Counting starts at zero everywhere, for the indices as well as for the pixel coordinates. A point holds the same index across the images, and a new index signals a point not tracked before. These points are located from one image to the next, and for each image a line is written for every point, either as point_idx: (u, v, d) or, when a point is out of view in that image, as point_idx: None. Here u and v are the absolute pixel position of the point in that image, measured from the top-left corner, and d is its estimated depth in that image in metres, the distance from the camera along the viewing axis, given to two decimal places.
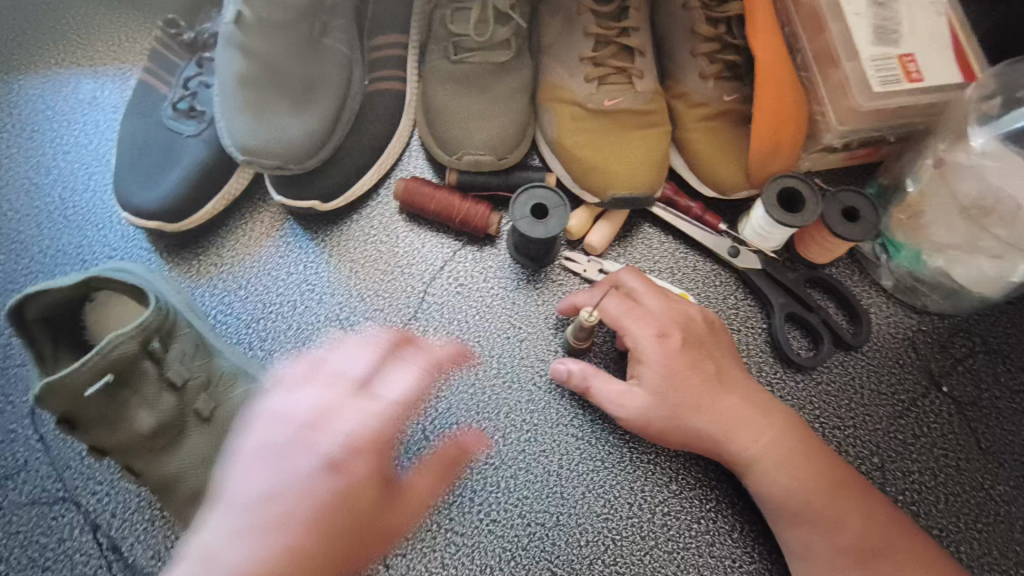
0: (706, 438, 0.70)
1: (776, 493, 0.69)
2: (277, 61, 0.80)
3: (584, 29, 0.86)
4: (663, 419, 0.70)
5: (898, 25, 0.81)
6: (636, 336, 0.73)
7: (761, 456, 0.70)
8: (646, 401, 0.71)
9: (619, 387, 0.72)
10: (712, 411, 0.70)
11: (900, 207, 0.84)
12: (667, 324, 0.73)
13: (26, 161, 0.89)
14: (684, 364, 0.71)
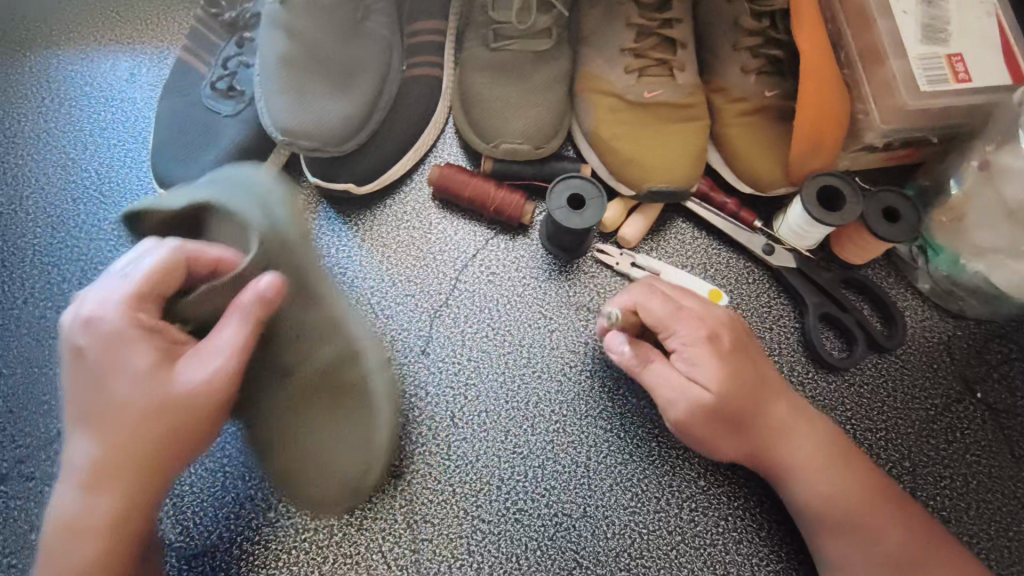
0: (750, 439, 0.69)
1: (812, 495, 0.69)
2: (319, 41, 0.81)
3: (626, 20, 0.85)
4: (711, 418, 0.67)
5: (947, 23, 0.80)
6: (683, 337, 0.70)
7: (799, 454, 0.69)
8: (704, 402, 0.67)
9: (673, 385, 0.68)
10: (757, 412, 0.69)
11: (942, 210, 0.83)
12: (714, 328, 0.70)
13: (63, 135, 0.89)
14: (733, 364, 0.68)
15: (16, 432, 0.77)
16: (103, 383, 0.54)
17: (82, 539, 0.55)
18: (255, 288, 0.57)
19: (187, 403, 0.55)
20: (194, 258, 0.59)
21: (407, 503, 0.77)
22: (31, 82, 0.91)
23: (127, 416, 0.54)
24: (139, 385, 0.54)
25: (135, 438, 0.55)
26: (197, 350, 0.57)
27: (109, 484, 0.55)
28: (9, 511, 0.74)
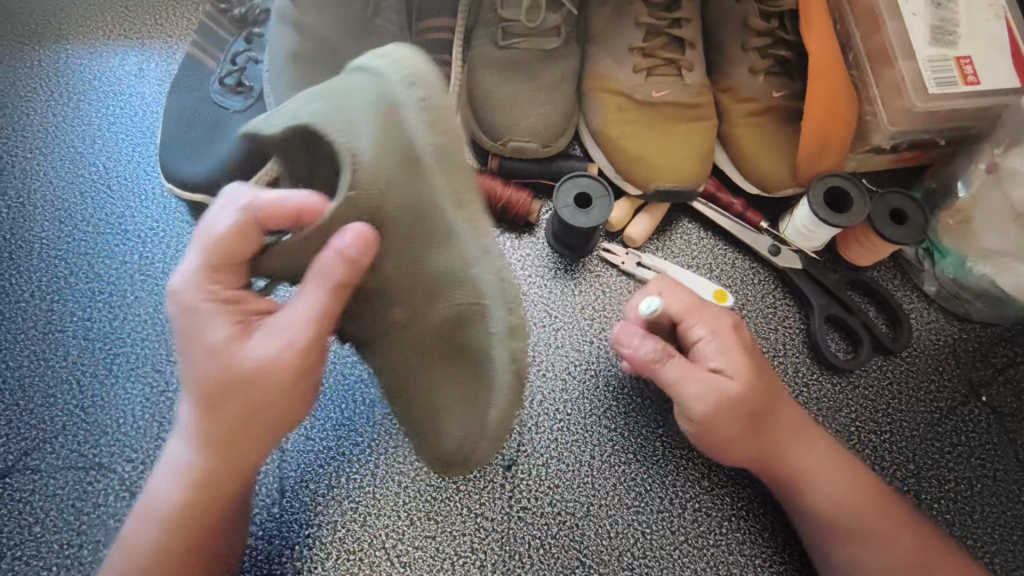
0: (762, 443, 0.69)
1: (822, 498, 0.69)
2: (328, 37, 0.81)
3: (635, 19, 0.85)
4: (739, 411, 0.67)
5: (956, 26, 0.80)
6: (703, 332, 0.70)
7: (809, 457, 0.69)
8: (737, 393, 0.66)
9: (704, 380, 0.66)
10: (775, 409, 0.69)
11: (949, 212, 0.83)
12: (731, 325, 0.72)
13: (71, 129, 0.89)
14: (753, 357, 0.70)
15: (21, 425, 0.77)
16: (189, 355, 0.55)
17: (174, 505, 0.56)
18: (334, 246, 0.52)
19: (268, 372, 0.53)
20: (265, 215, 0.54)
21: (412, 500, 0.77)
22: (39, 76, 0.91)
23: (209, 387, 0.54)
24: (219, 357, 0.53)
25: (221, 408, 0.54)
26: (277, 319, 0.55)
27: (203, 453, 0.56)
28: (14, 504, 0.74)
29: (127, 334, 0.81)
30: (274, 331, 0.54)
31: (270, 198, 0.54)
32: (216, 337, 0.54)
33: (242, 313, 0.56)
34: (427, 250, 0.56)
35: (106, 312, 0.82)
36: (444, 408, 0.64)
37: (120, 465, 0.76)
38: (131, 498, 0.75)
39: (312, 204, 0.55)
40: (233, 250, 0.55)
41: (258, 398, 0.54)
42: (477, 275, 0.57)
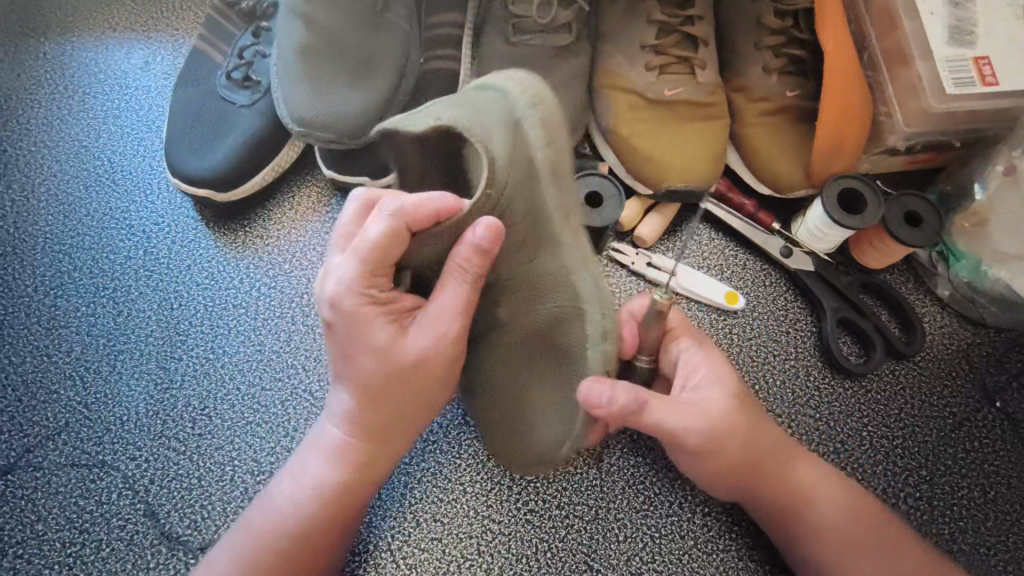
0: (756, 469, 0.65)
1: (818, 519, 0.66)
2: (338, 32, 0.80)
3: (648, 16, 0.84)
4: (729, 432, 0.62)
5: (974, 25, 0.78)
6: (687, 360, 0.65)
7: (801, 476, 0.67)
8: (727, 408, 0.62)
9: (691, 399, 0.61)
10: (763, 434, 0.65)
11: (965, 214, 0.82)
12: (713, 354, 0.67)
13: (76, 123, 0.88)
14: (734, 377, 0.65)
15: (23, 421, 0.76)
16: (345, 348, 0.58)
17: (333, 483, 0.62)
18: (469, 239, 0.53)
19: (426, 360, 0.59)
20: (411, 220, 0.53)
21: (417, 501, 0.76)
22: (45, 69, 0.90)
23: (369, 377, 0.58)
24: (378, 350, 0.57)
25: (378, 393, 0.59)
26: (428, 313, 0.58)
27: (357, 433, 0.61)
28: (16, 501, 0.73)
29: (132, 330, 0.80)
30: (432, 325, 0.58)
31: (413, 199, 0.54)
32: (376, 334, 0.57)
33: (395, 312, 0.58)
34: (541, 252, 0.58)
35: (111, 308, 0.81)
36: (539, 410, 0.65)
37: (123, 463, 0.75)
38: (134, 497, 0.74)
39: (449, 204, 0.55)
40: (383, 257, 0.54)
41: (415, 383, 0.60)
42: (580, 278, 0.58)
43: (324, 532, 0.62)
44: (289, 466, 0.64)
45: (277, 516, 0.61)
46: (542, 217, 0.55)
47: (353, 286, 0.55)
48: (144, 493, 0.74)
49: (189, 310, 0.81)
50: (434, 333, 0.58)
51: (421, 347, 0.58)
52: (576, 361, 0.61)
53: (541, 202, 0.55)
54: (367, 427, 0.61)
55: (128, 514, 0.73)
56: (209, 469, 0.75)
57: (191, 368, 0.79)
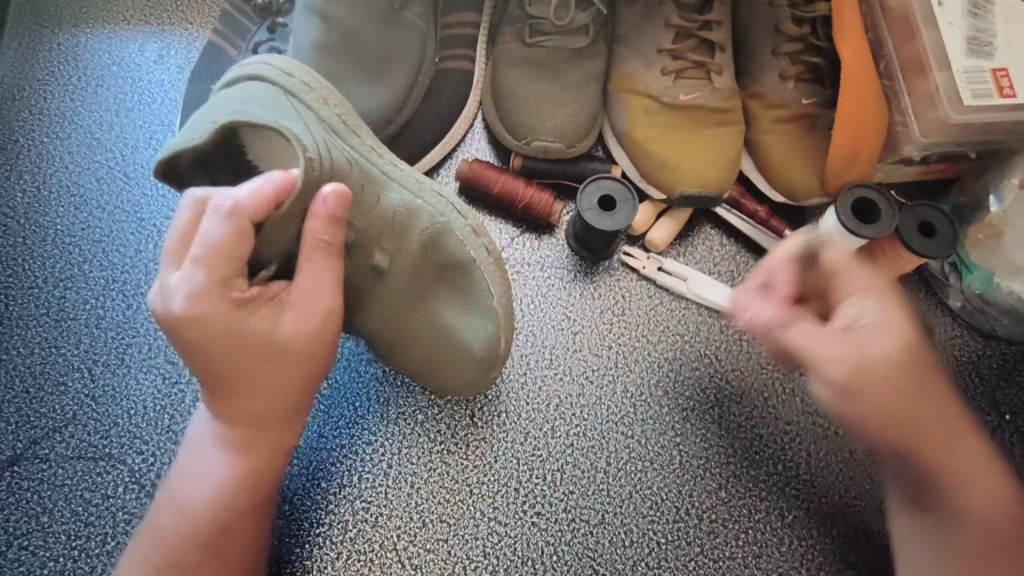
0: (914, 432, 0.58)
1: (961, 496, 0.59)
2: (355, 29, 0.79)
3: (665, 20, 0.84)
4: (902, 375, 0.57)
5: (994, 37, 0.77)
6: (861, 302, 0.60)
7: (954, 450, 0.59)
8: (881, 346, 0.58)
9: (835, 331, 0.59)
10: (928, 394, 0.60)
11: (979, 226, 0.82)
12: (882, 291, 0.61)
13: (89, 116, 0.88)
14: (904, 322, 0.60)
15: (30, 412, 0.76)
16: (205, 351, 0.57)
17: (234, 474, 0.61)
18: (321, 210, 0.58)
19: (301, 348, 0.61)
20: (249, 208, 0.56)
21: (424, 501, 0.75)
22: (58, 60, 0.90)
23: (244, 373, 0.59)
24: (251, 347, 0.58)
25: (260, 387, 0.60)
26: (298, 298, 0.61)
27: (238, 429, 0.61)
28: (22, 493, 0.73)
29: (140, 324, 0.80)
30: (300, 305, 0.61)
31: (246, 188, 0.56)
32: (244, 328, 0.57)
33: (260, 308, 0.59)
34: (379, 193, 0.64)
35: (119, 301, 0.81)
36: (450, 324, 0.70)
37: (130, 456, 0.75)
38: (141, 491, 0.74)
39: (283, 184, 0.57)
40: (235, 252, 0.56)
41: (294, 371, 0.62)
42: (423, 202, 0.65)
43: (237, 525, 0.62)
44: (176, 470, 0.63)
45: (180, 518, 0.60)
46: (364, 169, 0.64)
47: (207, 288, 0.55)
48: (152, 488, 0.74)
49: None
50: (309, 310, 0.61)
51: (299, 327, 0.61)
52: (464, 266, 0.67)
53: (359, 158, 0.64)
54: (255, 423, 0.61)
55: (135, 508, 0.73)
56: None
57: None
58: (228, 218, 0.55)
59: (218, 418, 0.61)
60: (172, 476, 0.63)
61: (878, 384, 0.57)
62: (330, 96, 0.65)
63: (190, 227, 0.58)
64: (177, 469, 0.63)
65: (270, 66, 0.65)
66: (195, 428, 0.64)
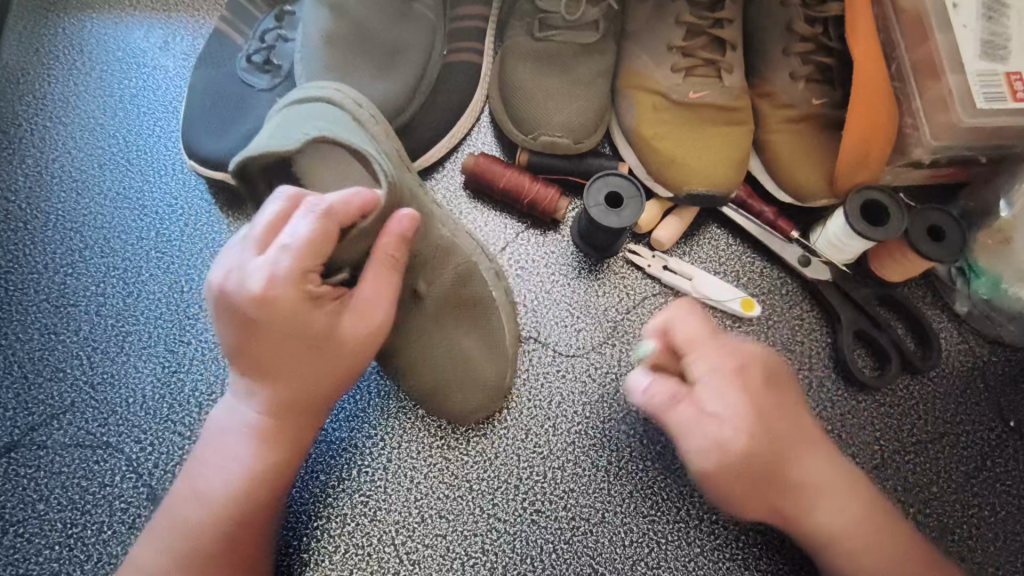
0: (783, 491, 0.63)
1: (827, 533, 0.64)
2: (365, 21, 0.79)
3: (676, 17, 0.83)
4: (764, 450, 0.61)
5: (1009, 40, 0.77)
6: (713, 368, 0.63)
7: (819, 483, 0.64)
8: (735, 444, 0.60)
9: (699, 424, 0.61)
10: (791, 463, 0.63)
11: (988, 231, 0.82)
12: (738, 360, 0.64)
13: (93, 101, 0.87)
14: (763, 401, 0.63)
15: (28, 399, 0.76)
16: (258, 333, 0.56)
17: (262, 466, 0.61)
18: (394, 230, 0.61)
19: (345, 355, 0.61)
20: (340, 213, 0.57)
21: (422, 497, 0.75)
22: (62, 45, 0.89)
23: (292, 365, 0.58)
24: (309, 339, 0.58)
25: (295, 382, 0.59)
26: (361, 302, 0.61)
27: (271, 422, 0.60)
28: (19, 479, 0.73)
29: (140, 312, 0.79)
30: (359, 308, 0.61)
31: (345, 194, 0.58)
32: (301, 320, 0.57)
33: (325, 303, 0.58)
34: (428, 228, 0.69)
35: (120, 289, 0.80)
36: (467, 349, 0.74)
37: (128, 445, 0.74)
38: (138, 480, 0.73)
39: (367, 198, 0.60)
40: (321, 249, 0.56)
41: (332, 375, 0.61)
42: (460, 241, 0.72)
43: (248, 520, 0.60)
44: (200, 458, 0.61)
45: (200, 508, 0.59)
46: (418, 199, 0.69)
47: (289, 276, 0.55)
48: (149, 477, 0.73)
49: (200, 293, 0.80)
50: (368, 314, 0.61)
51: (353, 329, 0.61)
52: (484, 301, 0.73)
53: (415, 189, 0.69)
54: (288, 415, 0.61)
55: (132, 497, 0.72)
56: None
57: (199, 352, 0.78)
58: (319, 219, 0.56)
59: (249, 405, 0.60)
60: (192, 466, 0.61)
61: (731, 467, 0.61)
62: (386, 126, 0.69)
63: (275, 222, 0.57)
64: (196, 458, 0.61)
65: (342, 92, 0.68)
66: (218, 417, 0.62)
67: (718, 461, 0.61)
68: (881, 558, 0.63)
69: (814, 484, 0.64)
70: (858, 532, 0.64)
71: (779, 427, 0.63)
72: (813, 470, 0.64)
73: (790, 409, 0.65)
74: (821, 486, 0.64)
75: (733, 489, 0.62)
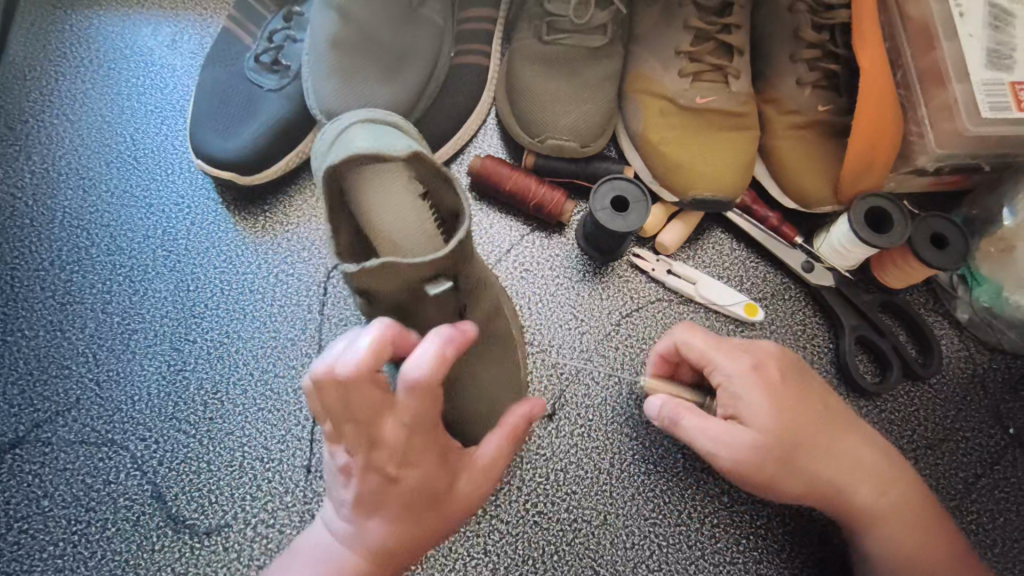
0: (822, 483, 0.64)
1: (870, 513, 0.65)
2: (373, 24, 0.79)
3: (684, 22, 0.83)
4: (788, 443, 0.62)
5: (1014, 50, 0.77)
6: (729, 374, 0.64)
7: (856, 466, 0.65)
8: (754, 443, 0.61)
9: (714, 425, 0.62)
10: (825, 451, 0.63)
11: (991, 239, 0.82)
12: (757, 356, 0.65)
13: (101, 98, 0.87)
14: (789, 394, 0.63)
15: (33, 395, 0.76)
16: (371, 473, 0.54)
17: None
18: (522, 412, 0.62)
19: (449, 519, 0.58)
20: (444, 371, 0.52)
21: None
22: (70, 41, 0.89)
23: (400, 514, 0.55)
24: (423, 489, 0.55)
25: (397, 534, 0.56)
26: (478, 462, 0.60)
27: (367, 569, 0.56)
28: (23, 476, 0.73)
29: (146, 310, 0.80)
30: (474, 471, 0.59)
31: (427, 358, 0.51)
32: (415, 478, 0.54)
33: (441, 460, 0.57)
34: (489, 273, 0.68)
35: (126, 287, 0.80)
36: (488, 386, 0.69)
37: (133, 443, 0.75)
38: (142, 478, 0.73)
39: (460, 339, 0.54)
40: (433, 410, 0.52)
41: (435, 533, 0.58)
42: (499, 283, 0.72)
43: None
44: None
45: None
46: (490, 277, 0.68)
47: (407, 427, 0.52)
48: (153, 476, 0.74)
49: (206, 292, 0.81)
50: (480, 476, 0.59)
51: (465, 489, 0.58)
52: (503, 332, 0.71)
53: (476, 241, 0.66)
54: (384, 560, 0.56)
55: (137, 494, 0.73)
56: (220, 454, 0.75)
57: (204, 352, 0.78)
58: (427, 385, 0.51)
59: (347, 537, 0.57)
60: None
61: (767, 461, 0.62)
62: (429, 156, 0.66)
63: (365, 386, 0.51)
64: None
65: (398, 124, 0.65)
66: (317, 545, 0.59)
67: (742, 464, 0.62)
68: (916, 538, 0.65)
69: (845, 469, 0.64)
70: (892, 507, 0.65)
71: (809, 412, 0.63)
72: (845, 452, 0.64)
73: (818, 396, 0.65)
74: (853, 468, 0.65)
75: (766, 478, 0.62)
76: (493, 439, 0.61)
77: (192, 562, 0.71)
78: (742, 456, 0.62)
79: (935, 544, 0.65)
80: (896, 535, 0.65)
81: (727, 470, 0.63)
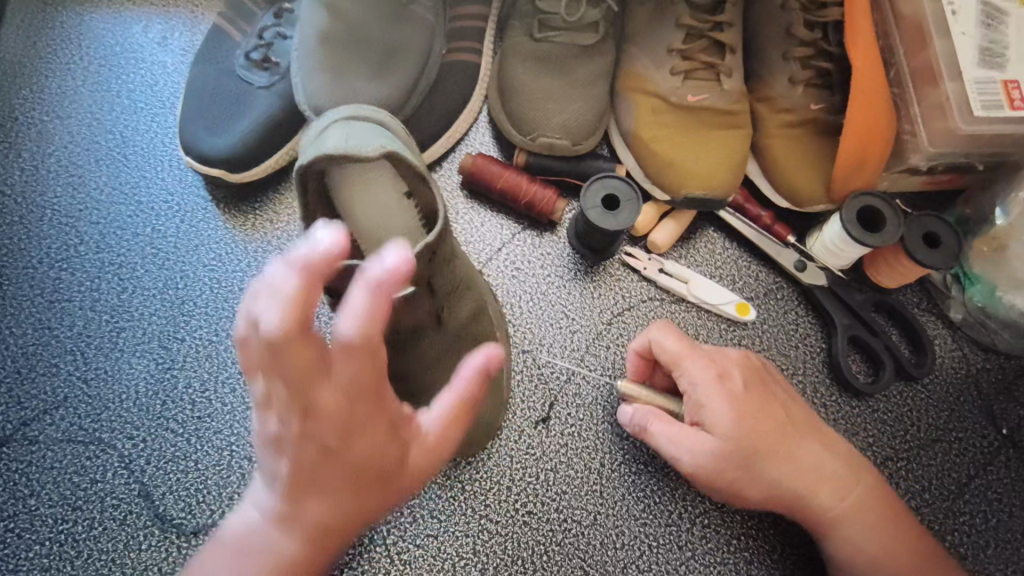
0: (785, 490, 0.64)
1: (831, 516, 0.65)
2: (362, 21, 0.79)
3: (677, 20, 0.83)
4: (749, 451, 0.62)
5: (1007, 48, 0.77)
6: (694, 380, 0.65)
7: (818, 475, 0.64)
8: (716, 451, 0.62)
9: (679, 432, 0.63)
10: (788, 458, 0.63)
11: (984, 238, 0.82)
12: (721, 364, 0.66)
13: (91, 95, 0.87)
14: (753, 403, 0.64)
15: (22, 393, 0.75)
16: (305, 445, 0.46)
17: None
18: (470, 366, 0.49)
19: (400, 491, 0.50)
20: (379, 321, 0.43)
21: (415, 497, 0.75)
22: (60, 39, 0.89)
23: (345, 488, 0.48)
24: (367, 463, 0.47)
25: (342, 509, 0.48)
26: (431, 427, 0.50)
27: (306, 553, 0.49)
28: (10, 474, 0.72)
29: (135, 308, 0.79)
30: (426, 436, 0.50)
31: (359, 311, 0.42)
32: (360, 452, 0.47)
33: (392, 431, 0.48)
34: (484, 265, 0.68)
35: (115, 285, 0.80)
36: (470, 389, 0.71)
37: (120, 441, 0.74)
38: (130, 477, 0.73)
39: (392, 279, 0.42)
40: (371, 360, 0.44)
41: (387, 507, 0.51)
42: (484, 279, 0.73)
43: None
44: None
45: None
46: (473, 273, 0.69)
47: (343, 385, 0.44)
48: (140, 474, 0.73)
49: (195, 290, 0.80)
50: (435, 442, 0.50)
51: (418, 458, 0.50)
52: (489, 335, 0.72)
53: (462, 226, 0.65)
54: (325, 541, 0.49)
55: (124, 493, 0.72)
56: (207, 453, 0.74)
57: (192, 351, 0.78)
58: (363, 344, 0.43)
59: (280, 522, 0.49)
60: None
61: (729, 468, 0.62)
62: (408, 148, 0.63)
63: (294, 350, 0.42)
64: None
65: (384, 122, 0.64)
66: (241, 538, 0.50)
67: (707, 469, 0.62)
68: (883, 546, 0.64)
69: (810, 476, 0.64)
70: (858, 510, 0.65)
71: (771, 420, 0.64)
72: (808, 460, 0.64)
73: (781, 404, 0.66)
74: (817, 473, 0.64)
75: (727, 483, 0.63)
76: (446, 403, 0.50)
77: (179, 562, 0.70)
78: (704, 463, 0.62)
79: (903, 565, 0.63)
80: (860, 543, 0.64)
81: (691, 477, 0.64)
